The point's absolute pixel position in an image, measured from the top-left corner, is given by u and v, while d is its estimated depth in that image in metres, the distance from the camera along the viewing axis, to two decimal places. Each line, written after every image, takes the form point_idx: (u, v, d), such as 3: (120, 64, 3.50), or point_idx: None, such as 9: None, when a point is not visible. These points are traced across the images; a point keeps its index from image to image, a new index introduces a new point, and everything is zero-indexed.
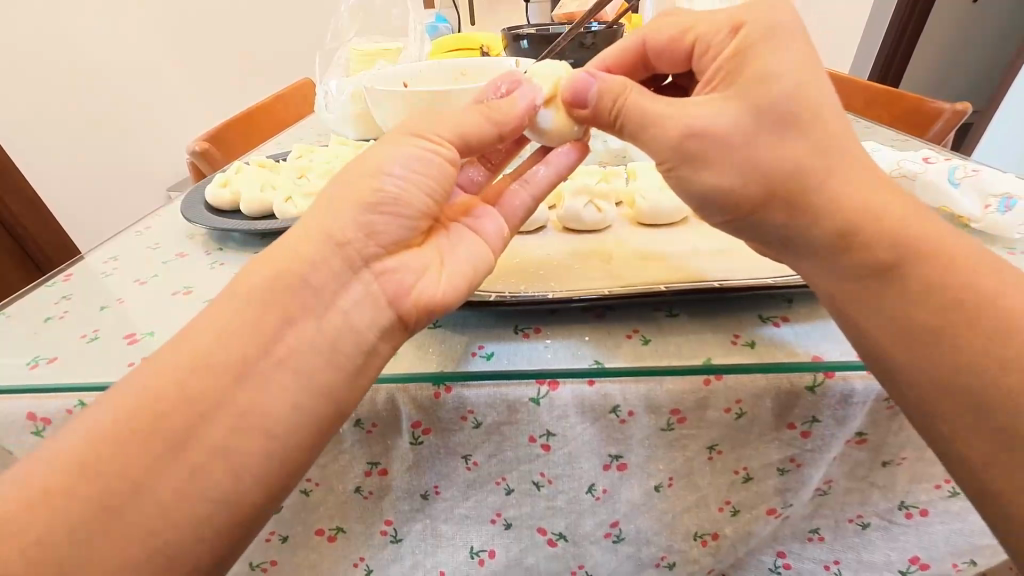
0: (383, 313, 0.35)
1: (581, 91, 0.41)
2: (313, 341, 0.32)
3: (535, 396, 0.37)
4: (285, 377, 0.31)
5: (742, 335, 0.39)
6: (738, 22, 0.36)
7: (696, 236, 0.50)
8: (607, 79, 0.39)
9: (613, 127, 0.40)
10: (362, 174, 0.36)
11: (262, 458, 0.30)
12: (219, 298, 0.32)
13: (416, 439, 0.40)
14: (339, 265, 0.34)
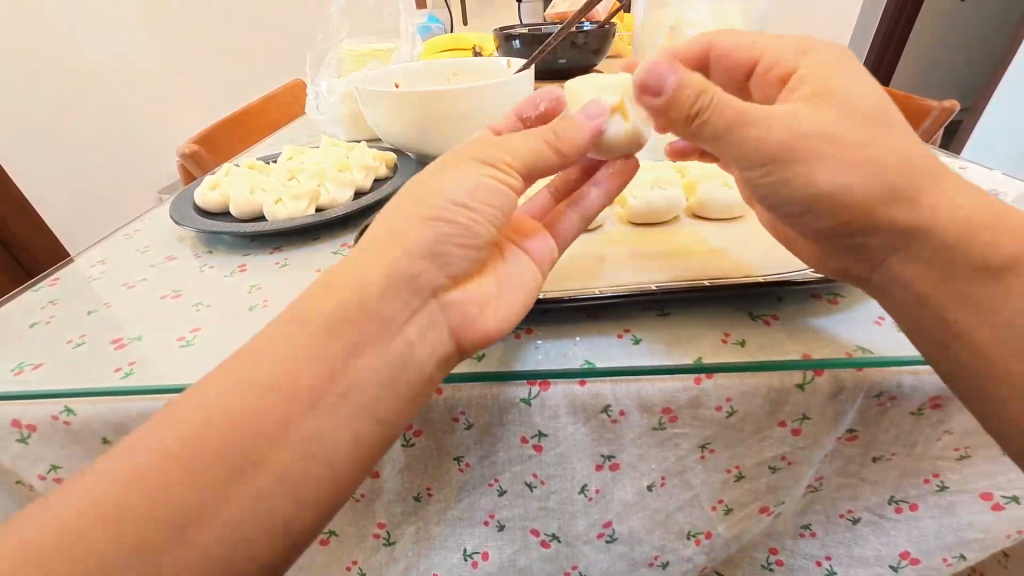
0: (440, 340, 0.35)
1: (657, 78, 0.36)
2: (380, 368, 0.32)
3: (526, 396, 0.37)
4: (345, 407, 0.31)
5: (732, 334, 0.39)
6: (806, 45, 0.38)
7: (688, 235, 0.50)
8: (691, 75, 0.36)
9: (686, 122, 0.37)
10: (428, 197, 0.35)
11: (303, 481, 0.30)
12: (277, 323, 0.31)
13: (409, 441, 0.40)
14: (411, 294, 0.33)
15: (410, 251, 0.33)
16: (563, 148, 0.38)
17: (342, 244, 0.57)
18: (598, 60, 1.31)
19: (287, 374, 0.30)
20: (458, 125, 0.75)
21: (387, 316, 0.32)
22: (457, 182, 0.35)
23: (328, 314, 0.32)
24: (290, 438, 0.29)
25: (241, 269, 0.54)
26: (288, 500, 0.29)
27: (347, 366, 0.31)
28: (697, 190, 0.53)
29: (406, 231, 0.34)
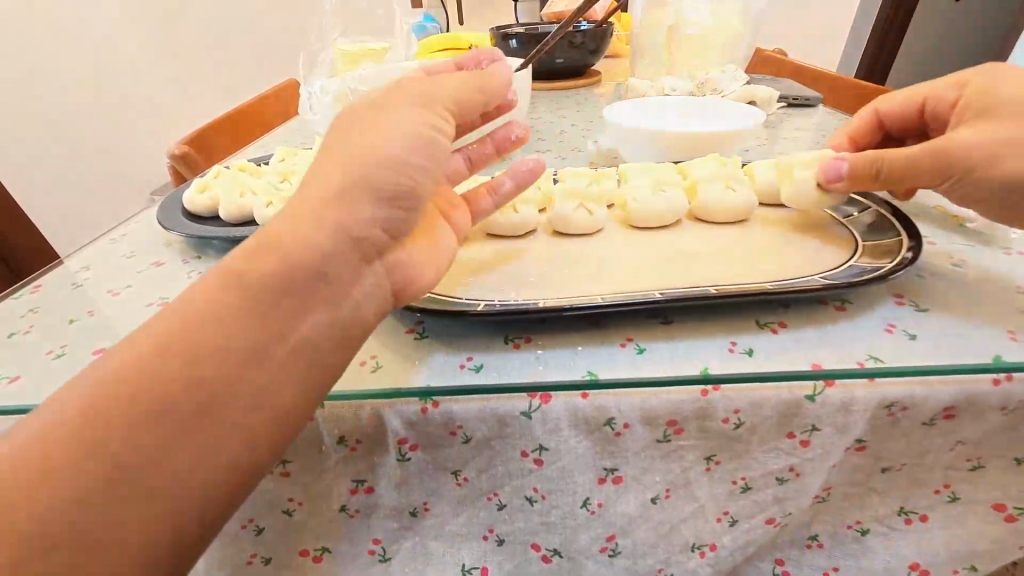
0: (385, 301, 0.32)
1: (835, 171, 0.46)
2: (322, 333, 0.28)
3: (526, 409, 0.36)
4: (275, 372, 0.27)
5: (738, 343, 0.37)
6: (961, 80, 0.45)
7: (691, 239, 0.49)
8: (855, 157, 0.44)
9: (879, 184, 0.43)
10: (370, 137, 0.31)
11: (226, 462, 0.26)
12: (194, 287, 0.27)
13: (404, 455, 0.38)
14: (355, 251, 0.29)
15: (356, 208, 0.29)
16: (479, 98, 0.38)
17: None
18: (596, 60, 1.29)
19: (219, 340, 0.26)
20: None
21: (331, 279, 0.28)
22: (409, 130, 0.32)
23: (262, 267, 0.27)
24: (226, 416, 0.25)
25: None
26: (210, 488, 0.25)
27: (288, 329, 0.27)
28: (700, 193, 0.51)
29: (353, 177, 0.29)
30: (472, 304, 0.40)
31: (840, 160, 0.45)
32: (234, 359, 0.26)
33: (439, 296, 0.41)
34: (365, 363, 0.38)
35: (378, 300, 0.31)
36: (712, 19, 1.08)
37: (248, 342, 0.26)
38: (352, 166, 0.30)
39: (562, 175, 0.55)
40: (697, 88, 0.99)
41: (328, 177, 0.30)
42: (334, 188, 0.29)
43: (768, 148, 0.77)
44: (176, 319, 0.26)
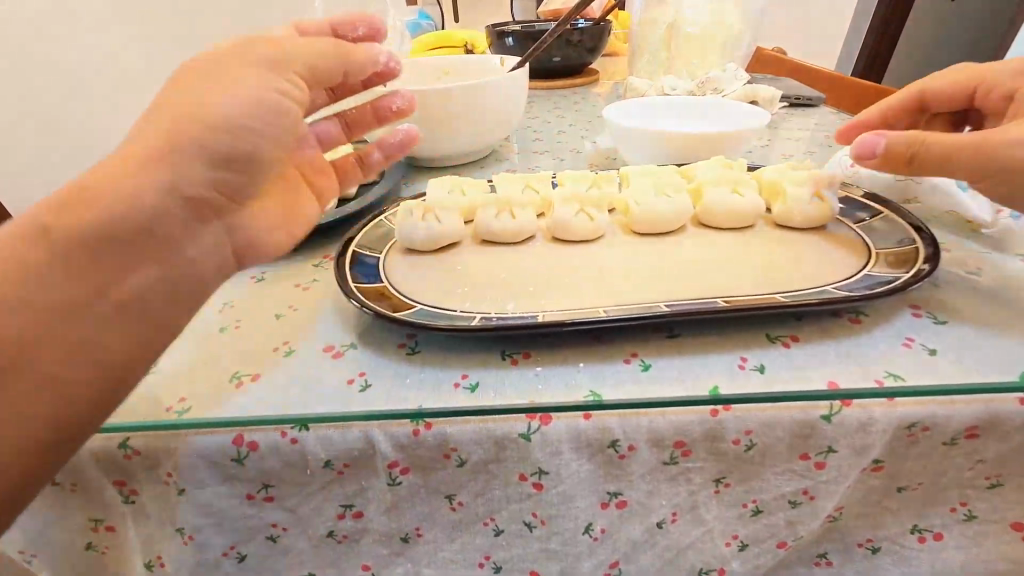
0: (219, 252, 0.32)
1: (867, 148, 0.38)
2: (151, 286, 0.28)
3: (525, 431, 0.33)
4: (93, 323, 0.26)
5: (749, 359, 0.35)
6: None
7: (696, 246, 0.47)
8: (896, 134, 0.37)
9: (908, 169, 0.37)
10: (210, 88, 0.29)
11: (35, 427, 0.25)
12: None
13: (394, 479, 0.36)
14: (188, 211, 0.28)
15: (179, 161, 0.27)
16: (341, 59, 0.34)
17: (324, 257, 0.53)
18: (593, 58, 1.27)
19: (23, 288, 0.25)
20: (447, 126, 0.71)
21: (174, 231, 0.28)
22: (245, 87, 0.29)
23: (88, 208, 0.25)
24: (45, 360, 0.25)
25: None
26: (27, 452, 0.25)
27: (119, 279, 0.27)
28: (704, 196, 0.48)
29: (175, 127, 0.27)
30: (467, 319, 0.38)
31: (876, 134, 0.38)
32: (59, 290, 0.25)
33: (432, 310, 0.39)
34: (352, 381, 0.36)
35: (218, 255, 0.31)
36: (712, 16, 1.05)
37: (74, 292, 0.26)
38: (176, 122, 0.27)
39: (561, 178, 0.53)
40: (697, 87, 0.97)
41: (146, 130, 0.27)
42: (161, 130, 0.27)
43: (772, 149, 0.75)
44: None
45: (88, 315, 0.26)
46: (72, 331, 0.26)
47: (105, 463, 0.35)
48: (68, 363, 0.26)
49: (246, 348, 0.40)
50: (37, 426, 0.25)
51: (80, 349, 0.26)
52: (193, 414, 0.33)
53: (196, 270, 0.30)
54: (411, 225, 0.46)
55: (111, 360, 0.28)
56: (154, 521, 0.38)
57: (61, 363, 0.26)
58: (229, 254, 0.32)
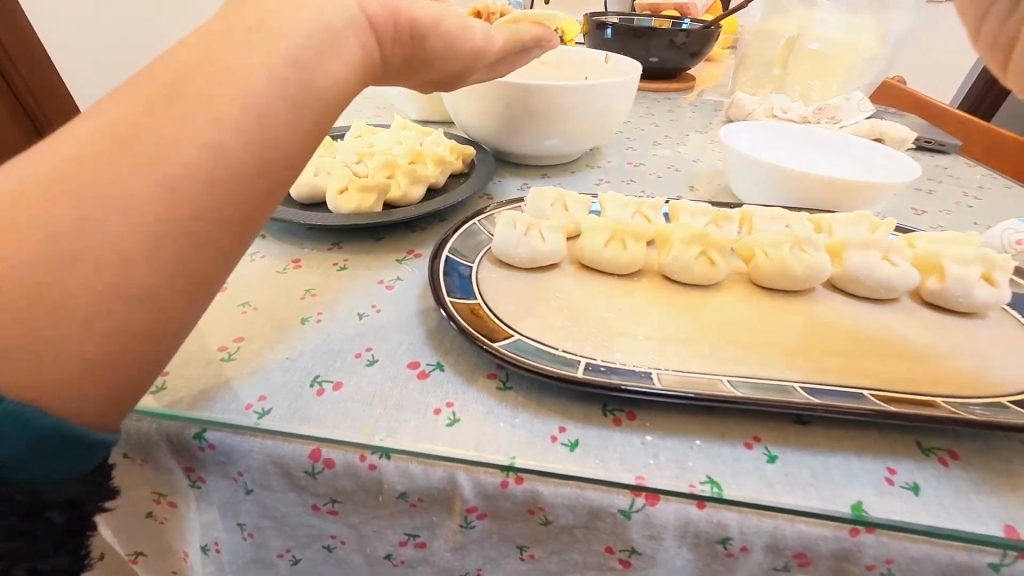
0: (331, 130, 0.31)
1: None
2: (284, 140, 0.28)
3: (626, 508, 0.30)
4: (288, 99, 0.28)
5: (898, 474, 0.30)
6: (872, 222, 0.47)
7: (830, 313, 0.41)
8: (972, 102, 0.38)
9: None
10: (256, 15, 0.28)
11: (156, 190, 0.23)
12: (167, 174, 0.24)
13: (468, 522, 0.33)
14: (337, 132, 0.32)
15: (234, 76, 0.26)
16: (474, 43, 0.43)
17: (409, 252, 0.50)
18: (693, 63, 1.19)
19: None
20: (547, 124, 0.66)
21: (289, 121, 0.28)
22: (149, 76, 0.26)
23: (29, 230, 0.21)
24: (62, 316, 0.22)
25: (296, 266, 0.48)
26: (132, 236, 0.23)
27: (250, 162, 0.27)
28: (844, 258, 0.43)
29: (39, 184, 0.22)
30: (571, 364, 0.34)
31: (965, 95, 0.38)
32: (67, 270, 0.22)
33: (532, 344, 0.36)
34: (439, 413, 0.33)
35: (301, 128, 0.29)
36: (844, 37, 0.97)
37: (209, 164, 0.25)
38: (144, 119, 0.24)
39: (676, 208, 0.49)
40: (812, 113, 0.88)
41: (91, 140, 0.23)
42: (110, 134, 0.24)
43: (903, 198, 0.66)
44: (86, 159, 0.23)
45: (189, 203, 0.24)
46: (106, 261, 0.22)
47: (177, 449, 0.33)
48: (126, 278, 0.23)
49: (329, 350, 0.38)
50: (63, 390, 0.22)
51: (109, 330, 0.23)
52: (272, 421, 0.32)
53: (274, 140, 0.27)
54: (515, 238, 0.43)
55: (157, 285, 0.24)
56: (216, 511, 0.36)
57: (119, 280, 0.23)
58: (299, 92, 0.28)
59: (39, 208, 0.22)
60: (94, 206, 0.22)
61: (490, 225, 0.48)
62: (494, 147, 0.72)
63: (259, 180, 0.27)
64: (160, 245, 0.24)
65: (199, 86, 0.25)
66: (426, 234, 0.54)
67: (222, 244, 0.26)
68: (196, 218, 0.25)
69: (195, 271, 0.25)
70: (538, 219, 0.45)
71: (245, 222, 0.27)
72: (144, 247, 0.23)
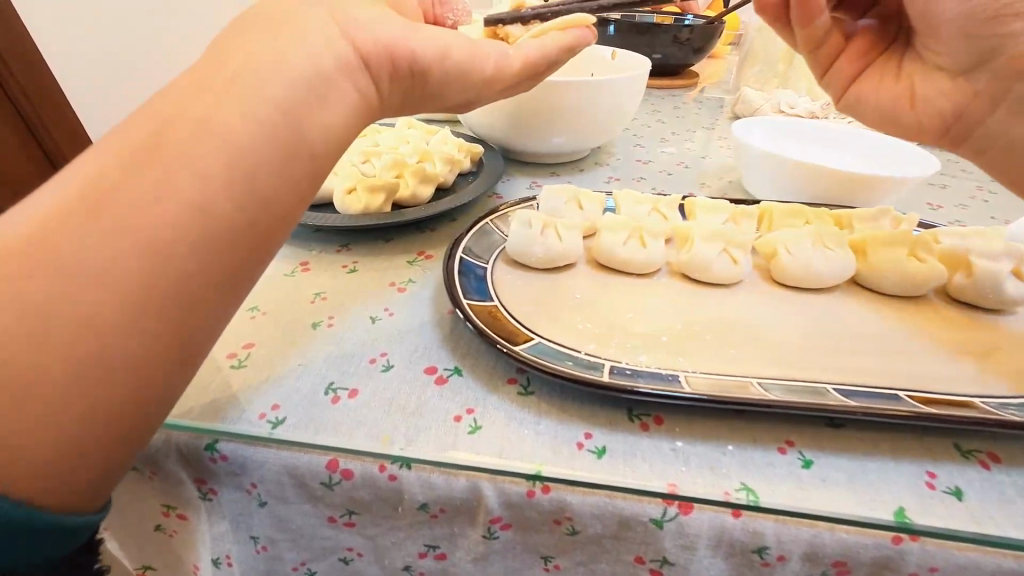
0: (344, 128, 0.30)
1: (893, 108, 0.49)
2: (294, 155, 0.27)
3: (658, 517, 0.29)
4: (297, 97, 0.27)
5: (938, 477, 0.29)
6: (896, 218, 0.46)
7: (857, 311, 0.40)
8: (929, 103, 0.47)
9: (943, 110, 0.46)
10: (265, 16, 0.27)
11: (162, 224, 0.23)
12: (174, 205, 0.24)
13: (491, 533, 0.32)
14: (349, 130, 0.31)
15: (220, 125, 0.25)
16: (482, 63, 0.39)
17: (420, 254, 0.49)
18: (697, 59, 1.17)
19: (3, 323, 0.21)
20: (556, 121, 0.65)
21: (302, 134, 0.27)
22: (132, 129, 0.25)
23: (42, 268, 0.22)
24: (66, 364, 0.21)
25: (304, 268, 0.46)
26: (142, 268, 0.23)
27: (258, 186, 0.26)
28: (868, 254, 0.42)
29: (55, 224, 0.23)
30: (596, 367, 0.33)
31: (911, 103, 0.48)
32: (77, 306, 0.22)
33: (554, 347, 0.35)
34: (460, 420, 0.32)
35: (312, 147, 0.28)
36: None
37: (193, 225, 0.24)
38: (149, 151, 0.24)
39: (692, 206, 0.48)
40: (821, 108, 0.87)
41: (102, 174, 0.23)
42: (117, 168, 0.24)
43: (917, 193, 0.66)
44: (94, 196, 0.23)
45: (170, 269, 0.24)
46: (83, 337, 0.22)
47: (188, 461, 0.32)
48: (118, 335, 0.22)
49: (342, 357, 0.36)
50: (45, 466, 0.21)
51: (88, 409, 0.22)
52: (287, 431, 0.30)
53: (264, 189, 0.26)
54: (531, 237, 0.42)
55: (139, 357, 0.23)
56: (228, 522, 0.35)
57: (97, 356, 0.22)
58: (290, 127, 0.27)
59: (52, 248, 0.22)
60: (81, 274, 0.22)
61: (503, 225, 0.47)
62: (501, 145, 0.71)
63: (248, 232, 0.26)
64: (140, 315, 0.23)
65: (182, 139, 0.24)
66: (436, 235, 0.52)
67: (234, 270, 0.26)
68: (204, 245, 0.24)
69: (181, 336, 0.24)
70: (554, 218, 0.44)
71: (259, 247, 0.27)
72: (128, 315, 0.23)
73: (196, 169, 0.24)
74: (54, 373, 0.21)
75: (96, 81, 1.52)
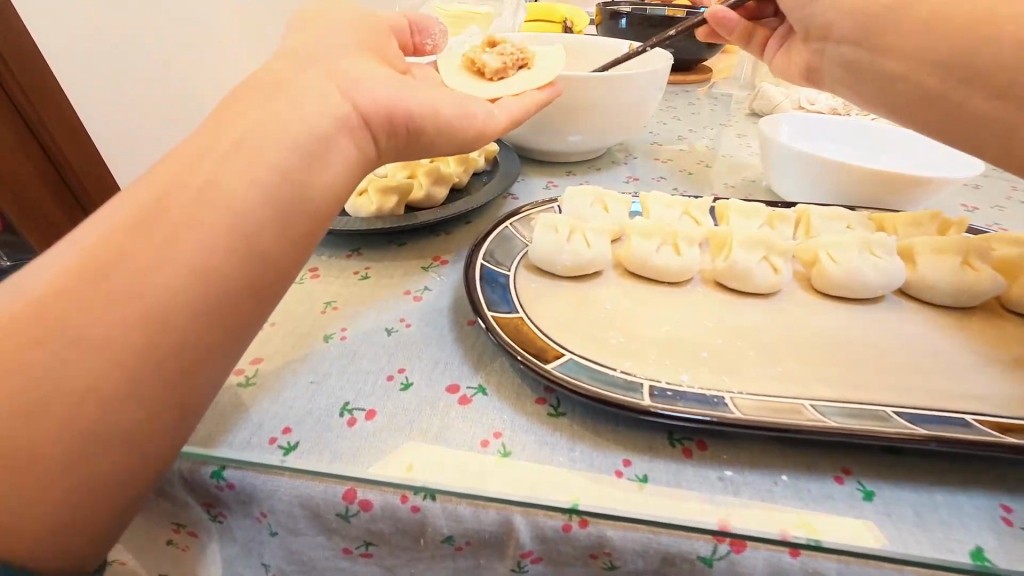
0: None
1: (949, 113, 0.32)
2: None
3: (707, 555, 0.26)
4: None
5: (1015, 512, 0.26)
6: (944, 222, 0.43)
7: (906, 324, 0.37)
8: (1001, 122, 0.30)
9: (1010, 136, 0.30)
10: None
11: (186, 248, 0.23)
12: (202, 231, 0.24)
13: (520, 567, 0.29)
14: None
15: (230, 180, 0.25)
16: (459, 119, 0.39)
17: (436, 259, 0.47)
18: (711, 54, 1.14)
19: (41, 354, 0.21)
20: (574, 118, 0.62)
21: None
22: (134, 195, 0.24)
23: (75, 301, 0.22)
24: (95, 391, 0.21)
25: (315, 275, 0.44)
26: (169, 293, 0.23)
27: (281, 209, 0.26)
28: (917, 263, 0.40)
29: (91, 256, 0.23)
30: (634, 389, 0.30)
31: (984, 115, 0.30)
32: (110, 334, 0.22)
33: (587, 364, 0.32)
34: (487, 445, 0.29)
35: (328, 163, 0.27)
36: None
37: (187, 299, 0.23)
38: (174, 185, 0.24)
39: (725, 209, 0.45)
40: (844, 104, 0.84)
41: (134, 207, 0.24)
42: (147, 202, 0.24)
43: (951, 192, 0.63)
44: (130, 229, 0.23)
45: (165, 345, 0.22)
46: (100, 381, 0.21)
47: (193, 488, 0.29)
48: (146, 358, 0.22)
49: (356, 374, 0.34)
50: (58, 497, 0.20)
51: (69, 486, 0.21)
52: (300, 459, 0.28)
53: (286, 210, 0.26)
54: (556, 244, 0.39)
55: (125, 433, 0.22)
56: (238, 547, 0.32)
57: (80, 440, 0.21)
58: (292, 190, 0.26)
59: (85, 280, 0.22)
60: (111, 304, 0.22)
61: (525, 228, 0.44)
62: (516, 143, 0.68)
63: (271, 252, 0.26)
64: (133, 387, 0.22)
65: (182, 209, 0.24)
66: (451, 239, 0.50)
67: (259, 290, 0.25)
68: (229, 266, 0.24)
69: (168, 414, 0.23)
70: (580, 223, 0.41)
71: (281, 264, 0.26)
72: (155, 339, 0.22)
73: (194, 243, 0.23)
74: (86, 401, 0.21)
75: (96, 81, 1.33)
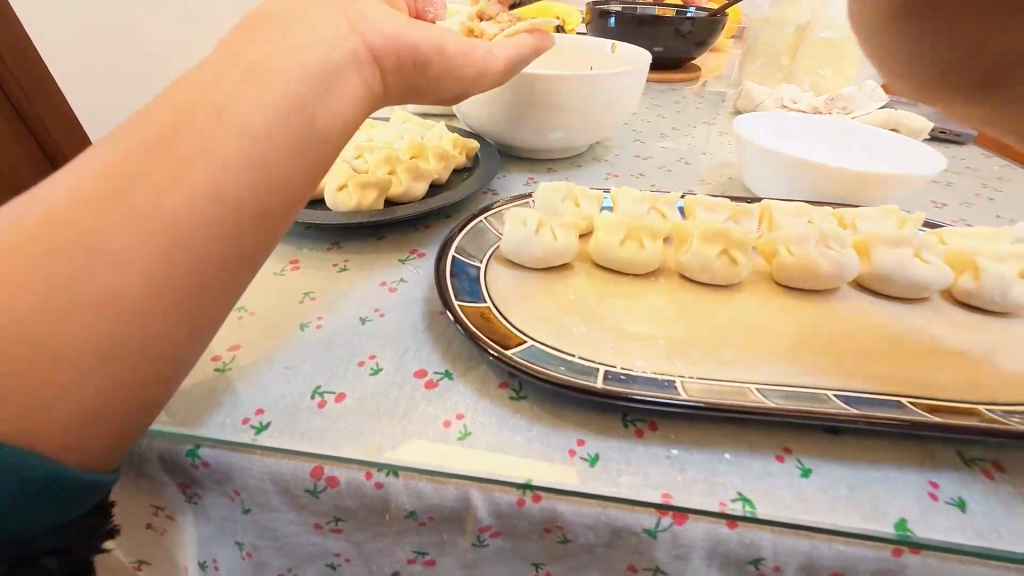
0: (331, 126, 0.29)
1: None
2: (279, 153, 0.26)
3: (651, 527, 0.28)
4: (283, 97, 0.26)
5: (942, 488, 0.28)
6: (900, 217, 0.45)
7: (859, 315, 0.39)
8: None
9: None
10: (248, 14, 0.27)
11: (158, 221, 0.23)
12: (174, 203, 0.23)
13: (480, 541, 0.31)
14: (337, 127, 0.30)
15: (204, 155, 0.24)
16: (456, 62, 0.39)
17: (413, 252, 0.48)
18: (699, 53, 1.15)
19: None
20: (554, 116, 0.64)
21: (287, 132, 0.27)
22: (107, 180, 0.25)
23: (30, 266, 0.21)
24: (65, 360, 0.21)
25: (294, 267, 0.45)
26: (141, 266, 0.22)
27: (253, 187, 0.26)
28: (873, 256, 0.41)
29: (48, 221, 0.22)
30: (590, 372, 0.32)
31: None
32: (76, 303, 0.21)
33: (547, 350, 0.34)
34: (449, 425, 0.31)
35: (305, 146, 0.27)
36: None
37: (143, 281, 0.22)
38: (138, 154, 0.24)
39: (693, 204, 0.47)
40: (825, 103, 0.86)
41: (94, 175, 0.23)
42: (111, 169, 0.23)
43: (921, 190, 0.64)
44: (93, 193, 0.23)
45: (120, 325, 0.22)
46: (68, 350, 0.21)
47: (170, 466, 0.31)
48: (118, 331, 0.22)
49: (329, 360, 0.35)
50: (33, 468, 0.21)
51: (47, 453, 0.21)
52: (272, 437, 0.30)
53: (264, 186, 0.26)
54: (525, 238, 0.41)
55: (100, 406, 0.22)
56: (215, 525, 0.34)
57: (46, 407, 0.21)
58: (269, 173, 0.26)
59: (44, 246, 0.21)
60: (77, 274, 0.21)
61: (498, 223, 0.46)
62: (499, 140, 0.70)
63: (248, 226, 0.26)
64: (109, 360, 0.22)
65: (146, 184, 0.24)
66: (429, 233, 0.51)
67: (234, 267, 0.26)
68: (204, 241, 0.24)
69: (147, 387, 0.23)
70: (550, 217, 0.43)
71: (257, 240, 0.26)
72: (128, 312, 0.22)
73: (154, 219, 0.23)
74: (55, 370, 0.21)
75: None
